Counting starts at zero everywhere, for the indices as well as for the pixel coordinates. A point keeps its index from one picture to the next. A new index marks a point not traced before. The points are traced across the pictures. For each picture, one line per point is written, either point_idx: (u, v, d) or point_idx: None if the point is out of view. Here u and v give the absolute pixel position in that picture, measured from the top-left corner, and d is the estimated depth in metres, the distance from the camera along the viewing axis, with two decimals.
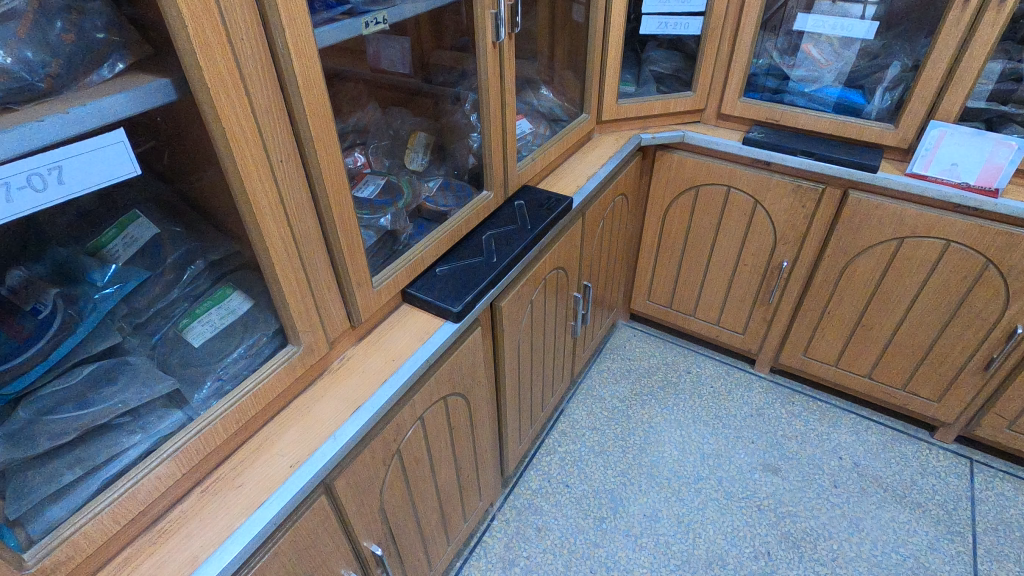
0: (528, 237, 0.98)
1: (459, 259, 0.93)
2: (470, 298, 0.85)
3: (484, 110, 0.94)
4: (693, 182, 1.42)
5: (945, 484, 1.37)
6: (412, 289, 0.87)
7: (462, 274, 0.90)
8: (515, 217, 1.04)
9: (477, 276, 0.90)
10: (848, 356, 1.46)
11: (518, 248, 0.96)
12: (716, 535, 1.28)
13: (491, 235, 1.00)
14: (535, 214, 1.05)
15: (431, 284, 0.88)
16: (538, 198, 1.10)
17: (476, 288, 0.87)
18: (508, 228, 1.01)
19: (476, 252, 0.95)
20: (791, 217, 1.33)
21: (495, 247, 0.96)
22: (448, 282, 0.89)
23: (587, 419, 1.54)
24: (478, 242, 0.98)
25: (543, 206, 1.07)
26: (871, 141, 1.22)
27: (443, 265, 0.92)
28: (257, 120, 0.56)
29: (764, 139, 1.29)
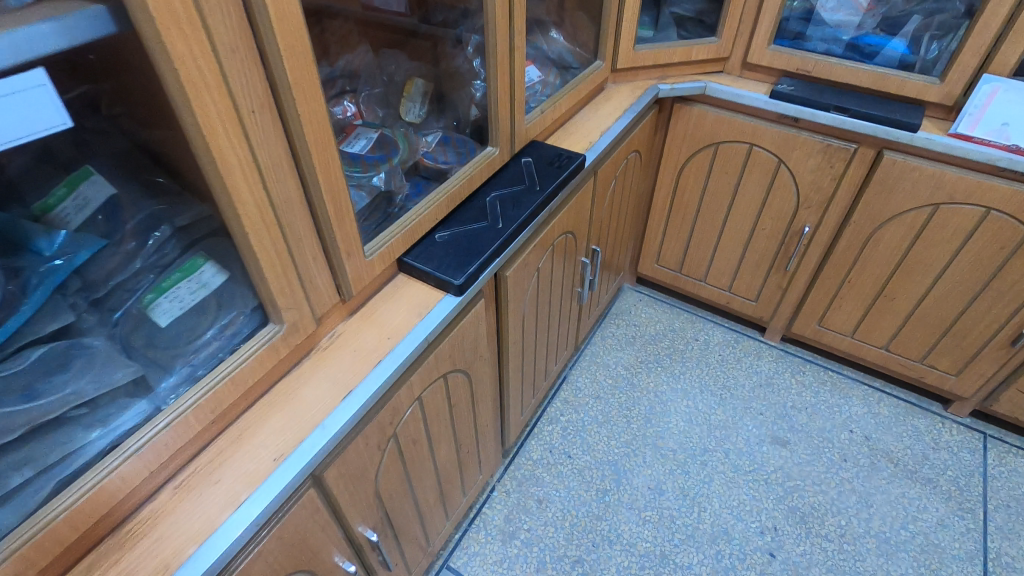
0: (537, 199, 0.89)
1: (460, 224, 0.84)
2: (474, 269, 0.77)
3: (490, 54, 0.83)
4: (713, 139, 1.31)
5: (957, 460, 1.34)
6: (408, 257, 0.78)
7: (465, 241, 0.82)
8: (522, 176, 0.94)
9: (482, 244, 0.81)
10: (864, 327, 1.39)
11: (527, 211, 0.87)
12: (722, 509, 1.25)
13: (496, 196, 0.90)
14: (543, 173, 0.95)
15: (430, 252, 0.79)
16: (548, 154, 0.99)
17: (481, 257, 0.79)
18: (515, 188, 0.91)
19: (480, 215, 0.86)
20: (817, 179, 1.24)
21: (501, 211, 0.87)
22: (449, 250, 0.80)
23: (590, 387, 1.48)
24: (482, 204, 0.88)
25: (552, 163, 0.97)
26: (912, 97, 1.11)
27: (443, 230, 0.83)
28: (220, 62, 0.46)
29: (794, 93, 1.17)
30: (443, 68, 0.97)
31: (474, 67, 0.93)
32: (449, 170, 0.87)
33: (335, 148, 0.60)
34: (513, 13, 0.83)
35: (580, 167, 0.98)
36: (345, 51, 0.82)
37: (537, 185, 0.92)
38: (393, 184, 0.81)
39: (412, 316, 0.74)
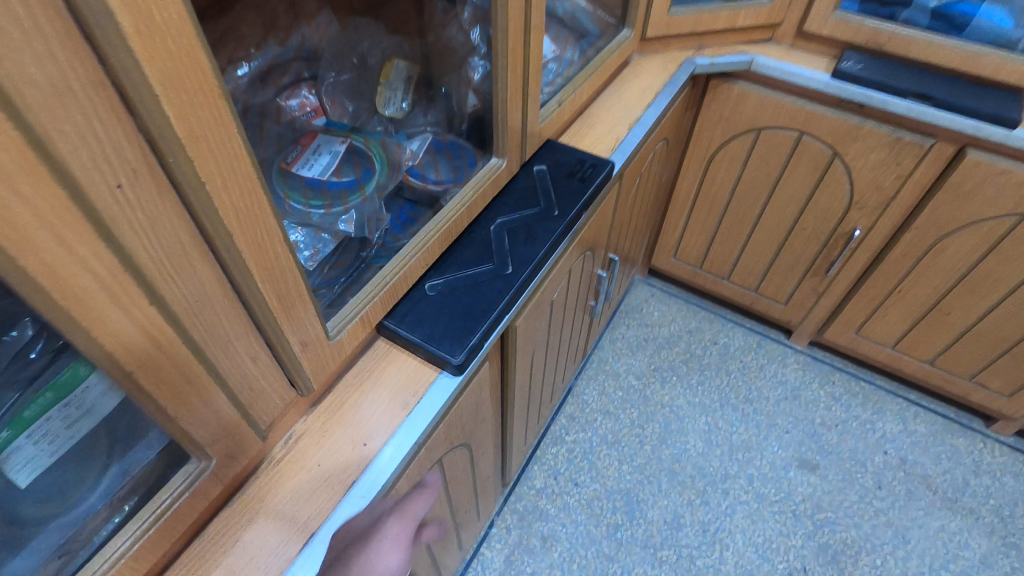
0: (556, 230, 0.70)
1: (457, 268, 0.65)
2: (477, 340, 0.59)
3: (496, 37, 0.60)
4: (755, 124, 1.10)
5: (1000, 486, 1.22)
6: (390, 321, 0.60)
7: (464, 295, 0.63)
8: (534, 193, 0.74)
9: (486, 300, 0.63)
10: (909, 339, 1.24)
11: (542, 249, 0.68)
12: (746, 547, 1.13)
13: (503, 224, 0.70)
14: (561, 188, 0.75)
15: (419, 314, 0.61)
16: (566, 160, 0.78)
17: (486, 321, 0.61)
18: (526, 212, 0.71)
19: (483, 254, 0.67)
20: (878, 177, 1.04)
21: (510, 247, 0.68)
22: (444, 311, 0.61)
23: (598, 401, 1.33)
24: (485, 235, 0.69)
25: (572, 174, 0.77)
26: (1009, 84, 0.90)
27: (435, 278, 0.64)
28: (27, 124, 0.24)
29: (864, 74, 0.95)
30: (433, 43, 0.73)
31: (472, 38, 0.70)
32: (441, 196, 0.67)
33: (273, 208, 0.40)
34: None
35: (606, 178, 0.78)
36: (299, 25, 0.63)
37: (554, 207, 0.73)
38: (366, 232, 0.61)
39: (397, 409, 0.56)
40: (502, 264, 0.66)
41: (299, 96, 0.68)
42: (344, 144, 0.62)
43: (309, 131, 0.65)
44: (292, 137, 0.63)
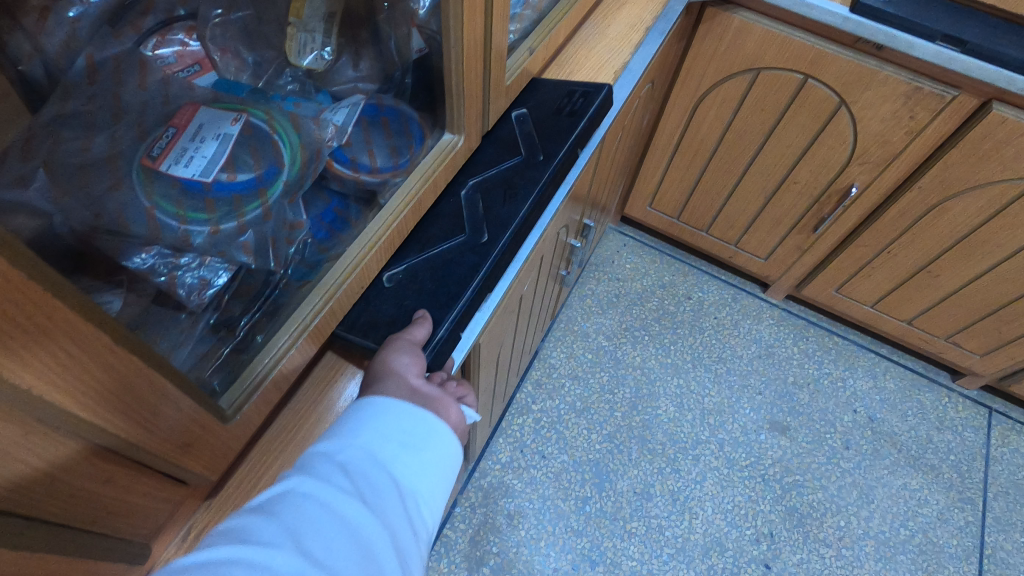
0: (541, 180, 0.58)
1: (422, 248, 0.53)
2: (446, 331, 0.49)
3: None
4: (755, 63, 0.95)
5: (961, 441, 1.23)
6: (344, 332, 0.48)
7: (430, 274, 0.52)
8: (513, 137, 0.61)
9: (458, 278, 0.52)
10: (891, 298, 1.19)
11: (525, 205, 0.56)
12: (715, 514, 1.11)
13: (475, 182, 0.58)
14: (546, 127, 0.62)
15: (376, 308, 0.50)
16: (551, 93, 0.65)
17: (458, 303, 0.50)
18: (504, 164, 0.59)
19: (454, 223, 0.55)
20: (887, 130, 0.92)
21: (486, 205, 0.56)
22: (407, 300, 0.51)
23: (566, 366, 1.25)
24: (455, 203, 0.56)
25: (559, 109, 0.64)
26: None
27: (394, 265, 0.52)
28: None
29: (889, 6, 0.79)
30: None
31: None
32: (378, 192, 0.51)
33: (46, 272, 0.22)
34: None
35: (602, 108, 0.64)
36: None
37: (538, 151, 0.60)
38: (271, 260, 0.45)
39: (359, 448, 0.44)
40: (476, 231, 0.55)
41: (173, 41, 0.49)
42: (237, 123, 0.44)
43: (189, 100, 0.45)
44: (160, 116, 0.43)
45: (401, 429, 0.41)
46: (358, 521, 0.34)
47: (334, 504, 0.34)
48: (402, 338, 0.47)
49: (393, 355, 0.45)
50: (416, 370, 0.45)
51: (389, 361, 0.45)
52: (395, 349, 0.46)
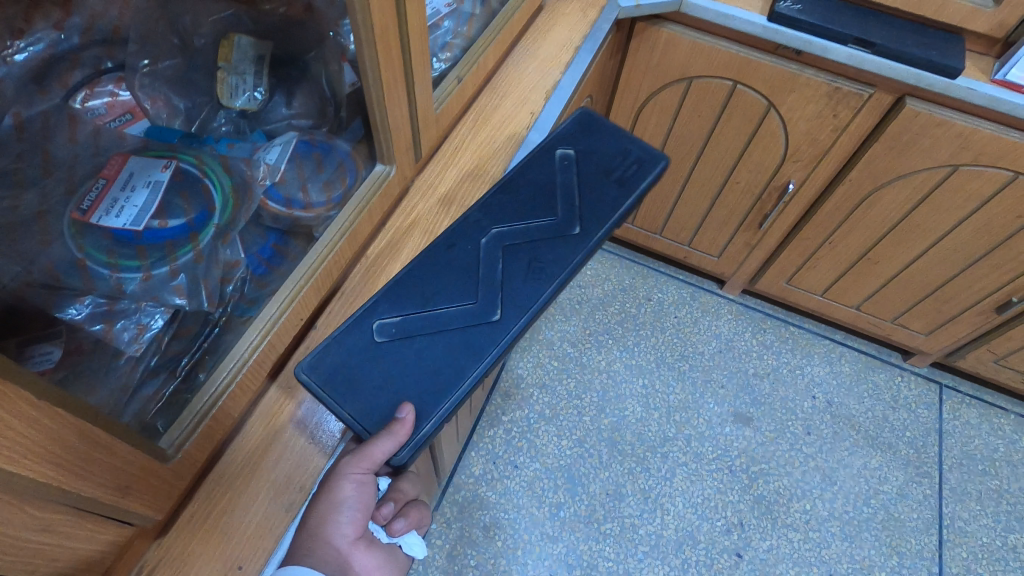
0: (572, 257, 0.55)
1: (421, 305, 0.51)
2: (429, 429, 0.47)
3: (361, 37, 0.44)
4: (686, 72, 0.99)
5: (915, 418, 1.28)
6: (309, 375, 0.47)
7: (429, 350, 0.50)
8: (553, 185, 0.59)
9: (453, 371, 0.49)
10: (838, 286, 1.24)
11: (542, 283, 0.53)
12: (686, 509, 1.14)
13: (498, 237, 0.56)
14: (592, 187, 0.59)
15: (354, 371, 0.48)
16: (609, 143, 0.62)
17: (447, 401, 0.48)
18: (535, 223, 0.57)
19: (461, 281, 0.53)
20: (814, 128, 0.97)
21: (510, 274, 0.54)
22: (392, 374, 0.48)
23: (533, 375, 1.27)
24: (474, 252, 0.55)
25: (614, 166, 0.60)
26: (951, 23, 0.83)
27: (391, 314, 0.51)
28: None
29: (802, 14, 0.85)
30: (268, 18, 0.56)
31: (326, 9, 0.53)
32: (313, 226, 0.53)
33: None
34: None
35: (657, 180, 0.59)
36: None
37: (576, 222, 0.57)
38: (205, 299, 0.47)
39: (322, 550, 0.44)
40: (490, 310, 0.52)
41: (103, 92, 0.50)
42: (167, 169, 0.45)
43: (118, 151, 0.47)
44: (89, 168, 0.44)
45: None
46: None
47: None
48: (346, 485, 0.45)
49: (331, 514, 0.45)
50: (352, 534, 0.46)
51: (330, 520, 0.45)
52: (340, 501, 0.45)
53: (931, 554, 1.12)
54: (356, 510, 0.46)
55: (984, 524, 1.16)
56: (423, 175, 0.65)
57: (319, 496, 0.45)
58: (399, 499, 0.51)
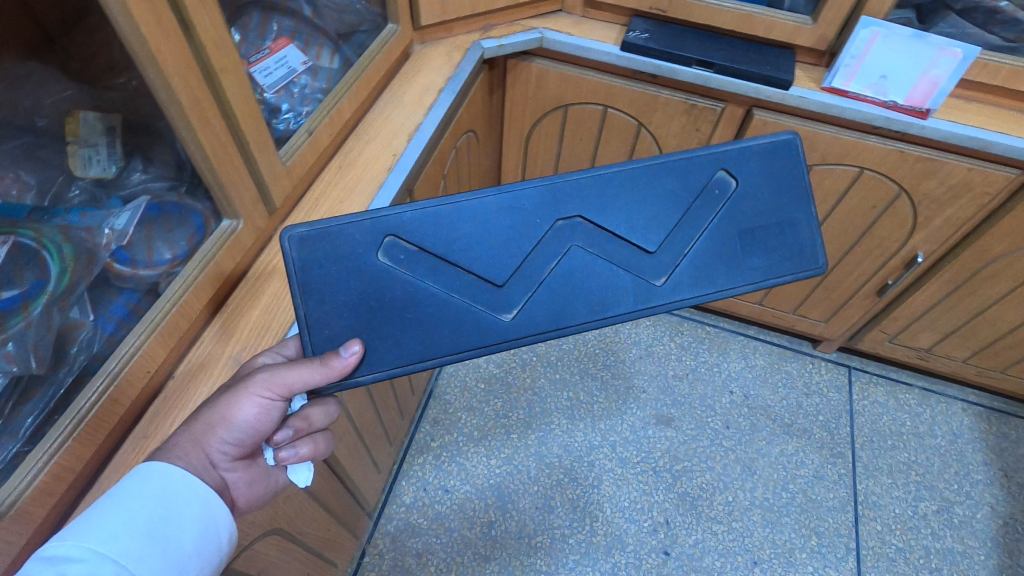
0: (634, 302, 0.60)
1: (438, 253, 0.58)
2: (365, 379, 0.56)
3: (170, 111, 0.48)
4: (560, 101, 1.06)
5: (827, 402, 1.35)
6: (286, 242, 0.55)
7: (410, 291, 0.57)
8: (683, 204, 0.61)
9: (417, 339, 0.57)
10: None
11: (566, 291, 0.60)
12: (614, 513, 1.17)
13: (572, 226, 0.60)
14: (712, 234, 0.61)
15: (326, 281, 0.56)
16: (767, 195, 0.62)
17: (397, 366, 0.56)
18: (622, 234, 0.60)
19: (507, 248, 0.59)
20: (682, 142, 1.05)
21: (561, 272, 0.60)
22: (364, 302, 0.56)
23: (461, 400, 1.31)
24: (540, 235, 0.60)
25: (751, 223, 0.61)
26: (780, 40, 0.92)
27: (406, 242, 0.57)
28: None
29: (649, 42, 0.93)
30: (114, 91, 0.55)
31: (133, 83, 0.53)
32: (159, 282, 0.56)
33: None
34: (196, 29, 0.47)
35: (783, 277, 0.62)
36: None
37: (662, 274, 0.61)
38: (35, 364, 0.48)
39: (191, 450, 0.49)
40: (501, 307, 0.59)
41: None
42: (5, 245, 0.48)
43: None
44: None
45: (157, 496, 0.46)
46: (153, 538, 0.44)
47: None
48: (247, 396, 0.50)
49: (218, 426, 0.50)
50: (225, 450, 0.51)
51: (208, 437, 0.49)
52: (234, 416, 0.50)
53: (848, 530, 1.18)
54: (244, 431, 0.51)
55: (896, 496, 1.22)
56: (286, 224, 0.69)
57: (219, 403, 0.50)
58: (300, 428, 0.56)
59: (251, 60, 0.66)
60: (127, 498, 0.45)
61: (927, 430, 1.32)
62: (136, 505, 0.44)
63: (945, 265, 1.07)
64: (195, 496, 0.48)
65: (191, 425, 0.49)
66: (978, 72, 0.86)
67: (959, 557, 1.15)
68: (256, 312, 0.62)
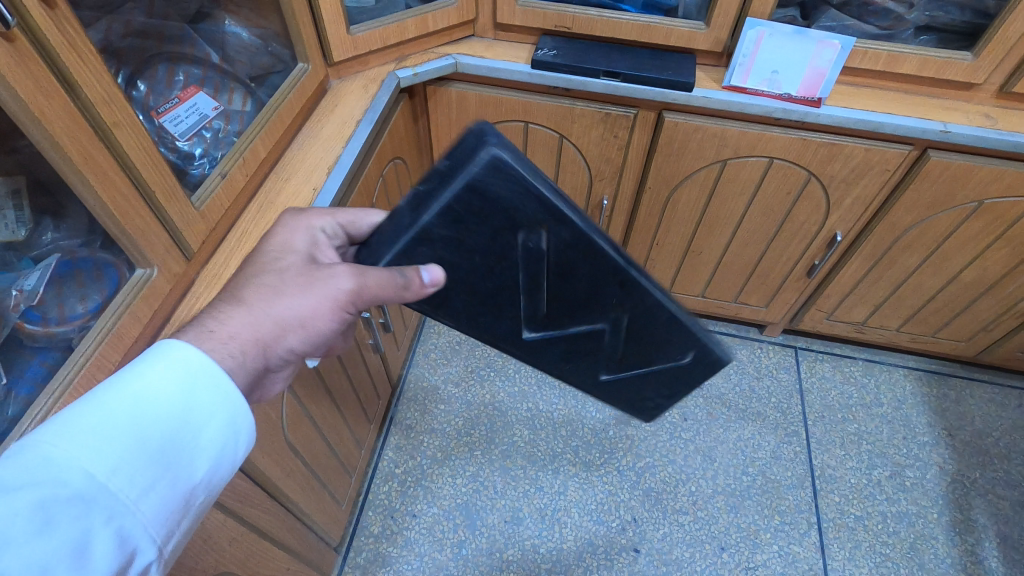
0: (574, 377, 0.71)
1: (553, 266, 0.58)
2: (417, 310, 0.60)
3: (63, 168, 0.50)
4: (483, 120, 1.09)
5: (777, 383, 1.40)
6: (483, 154, 0.51)
7: (507, 271, 0.58)
8: (654, 348, 0.69)
9: (469, 315, 0.61)
10: (680, 281, 1.35)
11: (562, 345, 0.66)
12: (582, 517, 1.19)
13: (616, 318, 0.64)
14: (640, 376, 0.73)
15: (460, 222, 0.54)
16: (697, 378, 0.74)
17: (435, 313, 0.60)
18: (622, 335, 0.66)
19: (580, 295, 0.61)
20: (603, 149, 1.09)
21: (573, 335, 0.65)
22: (461, 261, 0.57)
23: (422, 423, 1.31)
24: (602, 303, 0.62)
25: (658, 380, 0.74)
26: (679, 46, 0.98)
27: (553, 239, 0.56)
28: None
29: (557, 59, 0.97)
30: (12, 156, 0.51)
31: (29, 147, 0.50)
32: (73, 338, 0.56)
33: None
34: (81, 88, 0.50)
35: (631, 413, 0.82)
36: None
37: (606, 370, 0.71)
38: None
39: (228, 346, 0.49)
40: (533, 326, 0.63)
41: None
42: None
43: None
44: None
45: (170, 414, 0.44)
46: (160, 461, 0.43)
47: (59, 532, 0.37)
48: (325, 298, 0.53)
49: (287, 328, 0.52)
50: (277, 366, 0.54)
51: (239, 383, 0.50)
52: (307, 320, 0.53)
53: (808, 506, 1.21)
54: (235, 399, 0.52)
55: (850, 467, 1.27)
56: (208, 267, 0.70)
57: (296, 303, 0.53)
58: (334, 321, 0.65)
59: (159, 110, 0.67)
60: (144, 409, 0.43)
61: (873, 400, 1.37)
62: (149, 423, 0.43)
63: (862, 242, 1.13)
64: (210, 419, 0.46)
65: (258, 329, 0.51)
66: (860, 59, 0.92)
67: (915, 518, 1.20)
68: None
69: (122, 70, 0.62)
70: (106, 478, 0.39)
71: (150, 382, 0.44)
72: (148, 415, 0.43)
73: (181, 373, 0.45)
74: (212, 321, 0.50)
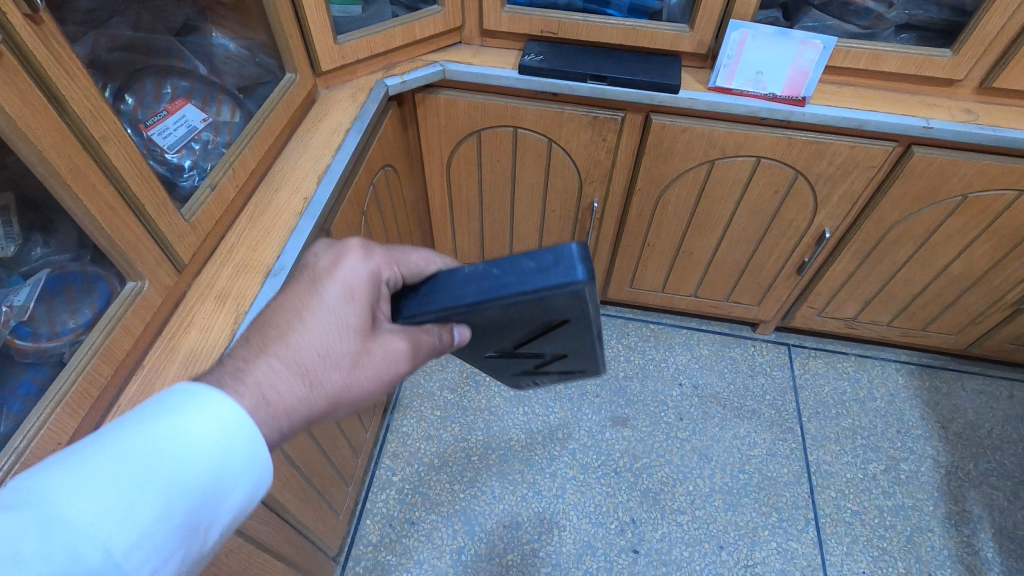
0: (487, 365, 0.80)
1: (543, 336, 0.62)
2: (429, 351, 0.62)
3: (51, 184, 0.50)
4: (471, 126, 1.10)
5: (771, 381, 1.40)
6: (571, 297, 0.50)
7: (506, 330, 0.60)
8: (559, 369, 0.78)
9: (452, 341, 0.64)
10: (672, 281, 1.36)
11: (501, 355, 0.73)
12: (581, 520, 1.19)
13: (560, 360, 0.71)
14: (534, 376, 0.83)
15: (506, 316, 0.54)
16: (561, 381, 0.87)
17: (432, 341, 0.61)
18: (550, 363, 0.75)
19: (543, 345, 0.67)
20: (592, 152, 1.10)
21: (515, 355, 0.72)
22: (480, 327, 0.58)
23: (419, 430, 1.31)
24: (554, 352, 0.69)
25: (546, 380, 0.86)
26: (664, 49, 0.99)
27: (563, 331, 0.59)
28: None
29: (544, 64, 0.98)
30: None
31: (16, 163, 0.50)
32: (65, 353, 0.56)
33: None
34: (70, 105, 0.51)
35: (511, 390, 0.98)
36: None
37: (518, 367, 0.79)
38: None
39: (281, 421, 0.45)
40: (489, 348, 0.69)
41: None
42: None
43: None
44: None
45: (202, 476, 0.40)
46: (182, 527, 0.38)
47: None
48: (378, 381, 0.53)
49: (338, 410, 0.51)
50: None
51: None
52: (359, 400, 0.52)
53: (805, 502, 1.22)
54: None
55: (846, 462, 1.27)
56: (199, 279, 0.70)
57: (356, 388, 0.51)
58: None
59: (147, 123, 0.68)
60: (177, 471, 0.39)
61: (866, 394, 1.38)
62: (179, 483, 0.38)
63: (850, 238, 1.14)
64: (239, 487, 0.42)
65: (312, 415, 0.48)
66: (841, 58, 0.93)
67: (911, 511, 1.21)
68: (173, 369, 0.62)
69: (109, 84, 0.62)
70: (124, 553, 0.35)
71: (187, 436, 0.40)
72: (179, 482, 0.38)
73: (221, 431, 0.41)
74: (268, 385, 0.45)
